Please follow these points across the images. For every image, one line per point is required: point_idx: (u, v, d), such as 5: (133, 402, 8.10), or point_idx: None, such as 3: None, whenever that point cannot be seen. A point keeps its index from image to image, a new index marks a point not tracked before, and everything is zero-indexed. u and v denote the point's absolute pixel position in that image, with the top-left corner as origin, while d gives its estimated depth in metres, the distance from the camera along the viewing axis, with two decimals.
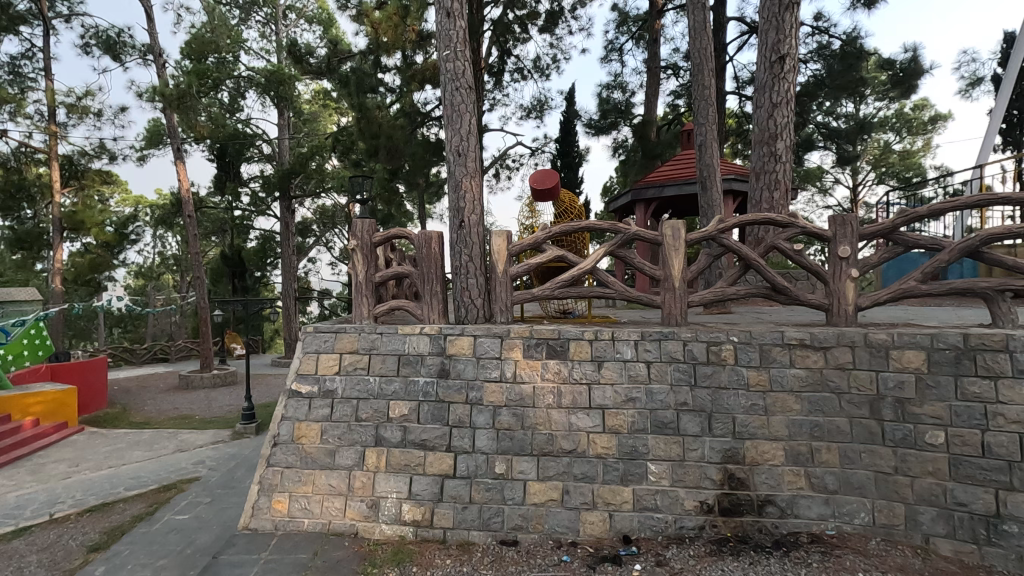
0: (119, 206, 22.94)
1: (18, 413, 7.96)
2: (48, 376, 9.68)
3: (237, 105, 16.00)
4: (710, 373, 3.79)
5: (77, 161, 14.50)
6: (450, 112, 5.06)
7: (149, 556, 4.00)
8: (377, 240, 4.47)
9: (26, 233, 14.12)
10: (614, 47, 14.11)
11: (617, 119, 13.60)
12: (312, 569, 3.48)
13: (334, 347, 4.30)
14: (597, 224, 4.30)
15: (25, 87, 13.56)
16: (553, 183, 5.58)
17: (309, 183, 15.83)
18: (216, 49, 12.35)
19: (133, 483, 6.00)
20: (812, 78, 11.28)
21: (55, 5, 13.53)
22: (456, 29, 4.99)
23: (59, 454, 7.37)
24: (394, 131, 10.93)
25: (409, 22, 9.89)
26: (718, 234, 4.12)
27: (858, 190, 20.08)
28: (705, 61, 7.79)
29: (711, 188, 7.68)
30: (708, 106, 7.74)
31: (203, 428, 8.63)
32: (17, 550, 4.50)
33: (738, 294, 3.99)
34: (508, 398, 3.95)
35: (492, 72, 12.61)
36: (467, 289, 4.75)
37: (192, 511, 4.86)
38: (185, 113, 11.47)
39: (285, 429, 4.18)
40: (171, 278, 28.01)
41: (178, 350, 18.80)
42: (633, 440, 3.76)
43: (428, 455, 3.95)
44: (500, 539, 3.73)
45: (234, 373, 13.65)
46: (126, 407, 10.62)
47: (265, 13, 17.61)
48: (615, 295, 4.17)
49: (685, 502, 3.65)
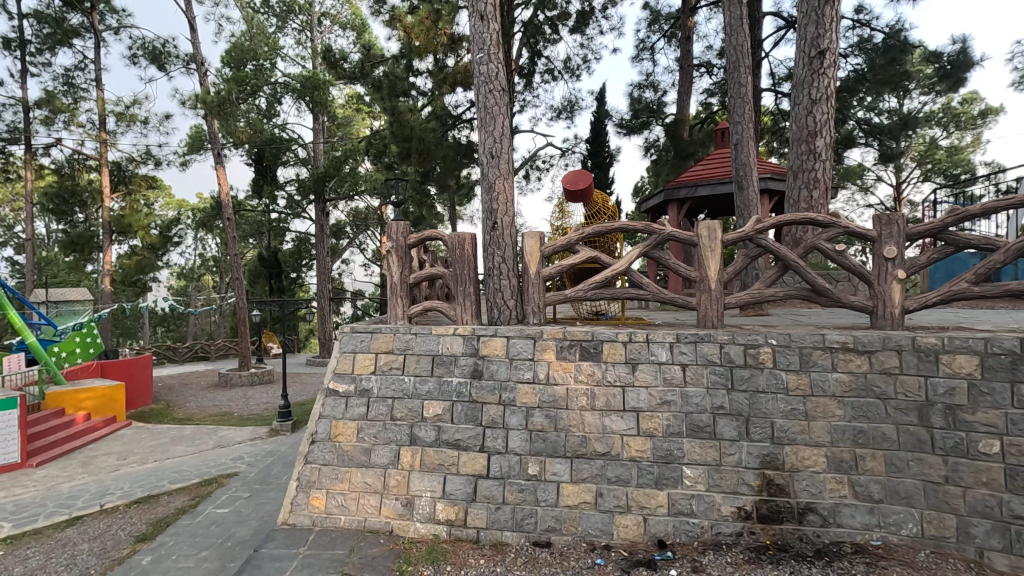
0: (163, 210, 23.86)
1: (70, 408, 8.37)
2: (99, 373, 10.13)
3: (274, 110, 16.46)
4: (748, 376, 3.71)
5: (125, 167, 15.14)
6: (484, 114, 5.10)
7: (192, 548, 4.14)
8: (412, 242, 4.52)
9: (78, 236, 14.77)
10: (646, 46, 13.98)
11: (648, 118, 13.47)
12: (348, 565, 3.54)
13: (370, 346, 4.37)
14: (630, 224, 4.26)
15: (78, 97, 14.23)
16: (587, 183, 5.60)
17: (343, 186, 16.11)
18: (253, 56, 12.75)
19: (176, 477, 6.22)
20: (852, 73, 10.94)
21: (105, 18, 14.18)
22: (489, 32, 5.02)
23: (108, 448, 7.71)
24: (426, 134, 11.04)
25: (441, 26, 10.03)
26: (756, 234, 4.03)
27: (901, 188, 19.31)
28: (742, 58, 7.63)
29: (747, 187, 7.49)
30: (745, 104, 7.58)
31: (242, 425, 8.88)
32: (70, 538, 4.73)
33: (776, 295, 3.90)
34: (541, 400, 3.95)
35: (523, 74, 12.65)
36: (499, 289, 4.76)
37: (232, 506, 5.01)
38: (225, 118, 11.89)
39: (322, 428, 4.27)
40: (210, 278, 28.99)
41: (217, 349, 19.42)
42: (668, 444, 3.71)
43: (462, 455, 3.98)
44: (534, 540, 3.73)
45: (270, 372, 13.97)
46: (169, 403, 11.05)
47: (301, 20, 18.02)
48: (648, 296, 4.12)
49: (722, 508, 3.59)
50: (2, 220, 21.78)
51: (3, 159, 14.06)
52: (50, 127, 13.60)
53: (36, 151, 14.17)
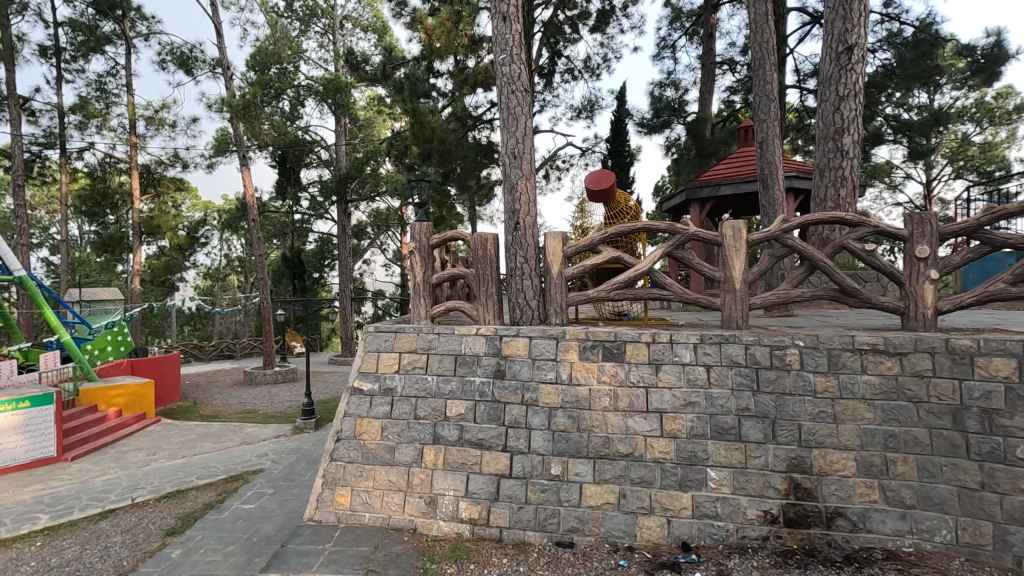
0: (190, 211, 24.42)
1: (103, 404, 8.63)
2: (129, 370, 10.42)
3: (297, 113, 16.72)
4: (774, 379, 3.66)
5: (154, 170, 15.52)
6: (507, 115, 5.12)
7: (220, 542, 4.23)
8: (435, 242, 4.56)
9: (109, 238, 15.18)
10: (667, 44, 13.88)
11: (670, 117, 13.36)
12: (373, 562, 3.58)
13: (394, 346, 4.43)
14: (653, 224, 4.22)
15: (110, 102, 14.65)
16: (608, 183, 5.61)
17: (364, 187, 16.28)
18: (277, 60, 12.99)
19: (204, 473, 6.36)
20: (881, 68, 10.71)
21: (136, 25, 14.58)
22: (512, 33, 5.04)
23: (138, 444, 7.91)
24: (447, 135, 11.11)
25: (462, 28, 10.08)
26: (782, 234, 3.96)
27: (931, 186, 18.78)
28: (767, 55, 7.51)
29: (772, 186, 7.37)
30: (770, 101, 7.46)
31: (266, 423, 9.05)
32: (104, 530, 4.88)
33: (802, 296, 3.83)
34: (563, 400, 3.95)
35: (543, 74, 12.65)
36: (521, 290, 4.76)
37: (257, 501, 5.12)
38: (250, 121, 12.14)
39: (348, 425, 4.33)
40: (235, 278, 29.54)
41: (242, 347, 19.82)
42: (692, 445, 3.68)
43: (485, 454, 3.99)
44: (556, 540, 3.73)
45: (293, 370, 14.19)
46: (197, 400, 11.30)
47: (323, 23, 18.27)
48: (671, 296, 4.09)
49: (747, 511, 3.54)
50: (38, 221, 22.55)
51: (40, 163, 14.55)
52: (84, 132, 14.05)
53: (70, 155, 14.62)
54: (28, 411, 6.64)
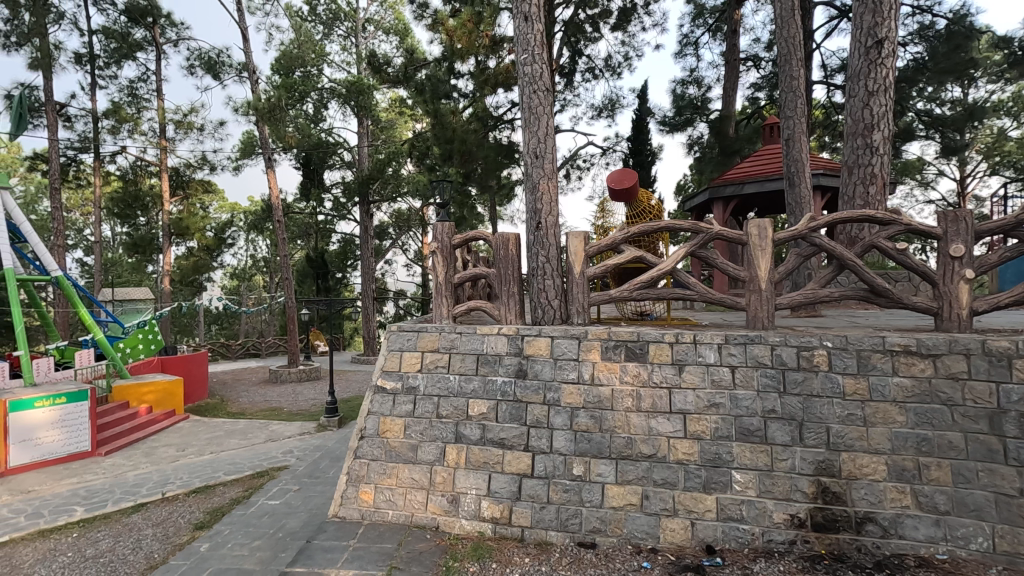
0: (217, 213, 24.98)
1: (134, 401, 8.88)
2: (159, 368, 10.70)
3: (321, 115, 16.95)
4: (801, 380, 3.59)
5: (183, 172, 15.90)
6: (529, 115, 5.12)
7: (246, 537, 4.32)
8: (457, 242, 4.58)
9: (141, 239, 15.59)
10: (690, 41, 13.73)
11: (693, 115, 13.20)
12: (396, 559, 3.62)
13: (416, 345, 4.47)
14: (676, 223, 4.17)
15: (141, 107, 15.05)
16: (631, 183, 5.60)
17: (387, 188, 16.42)
18: (302, 63, 13.22)
19: (231, 469, 6.50)
20: (912, 62, 10.46)
21: (165, 31, 14.94)
22: (534, 33, 5.04)
23: (169, 439, 8.12)
24: (468, 135, 11.14)
25: (483, 28, 10.11)
26: (809, 233, 3.88)
27: (965, 183, 18.20)
28: (794, 50, 7.36)
29: (799, 183, 7.22)
30: (796, 97, 7.32)
31: (291, 420, 9.21)
32: (136, 523, 5.03)
33: (831, 295, 3.75)
34: (586, 400, 3.94)
35: (564, 73, 12.63)
36: (543, 290, 4.76)
37: (283, 498, 5.21)
38: (275, 124, 12.37)
39: (371, 423, 4.39)
40: (260, 278, 30.08)
41: (267, 346, 20.19)
42: (717, 447, 3.63)
43: (507, 454, 4.00)
44: (579, 541, 3.71)
45: (317, 369, 14.40)
46: (224, 398, 11.54)
47: (346, 27, 18.49)
48: (695, 296, 4.04)
49: (774, 515, 3.47)
50: (73, 223, 23.28)
51: (75, 167, 15.01)
52: (116, 136, 14.45)
53: (104, 158, 15.06)
54: (64, 407, 6.88)
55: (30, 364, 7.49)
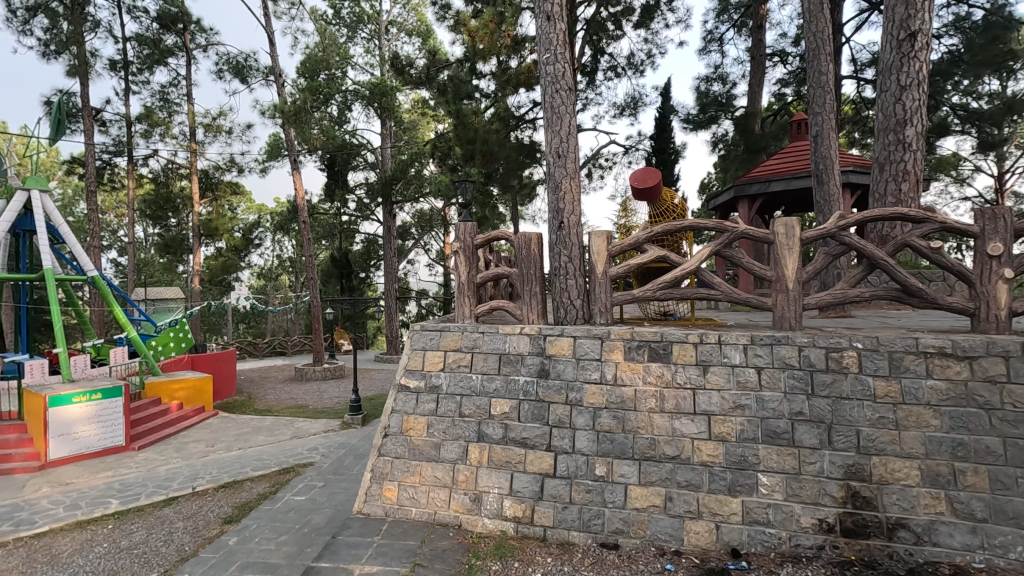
0: (245, 214, 25.52)
1: (165, 397, 9.13)
2: (189, 365, 10.99)
3: (345, 117, 17.18)
4: (830, 382, 3.51)
5: (212, 175, 16.28)
6: (551, 115, 5.12)
7: (273, 532, 4.40)
8: (479, 242, 4.60)
9: (172, 239, 16.02)
10: (714, 37, 13.54)
11: (717, 112, 13.01)
12: (419, 556, 3.65)
13: (439, 344, 4.51)
14: (700, 222, 4.12)
15: (173, 111, 15.45)
16: (654, 182, 5.56)
17: (409, 188, 16.55)
18: (326, 66, 13.41)
19: (258, 465, 6.64)
20: (947, 54, 10.16)
21: (195, 37, 15.33)
22: (556, 32, 5.03)
23: (198, 435, 8.33)
24: (490, 135, 11.16)
25: (505, 28, 10.13)
26: (838, 231, 3.79)
27: (1004, 179, 17.55)
28: (822, 45, 7.20)
29: (828, 181, 7.07)
30: (825, 92, 7.15)
31: (316, 418, 9.36)
32: (168, 516, 5.17)
33: (862, 296, 3.66)
34: (609, 400, 3.92)
35: (586, 72, 12.56)
36: (566, 289, 4.75)
37: (308, 494, 5.30)
38: (300, 126, 12.59)
39: (395, 421, 4.44)
40: (286, 278, 30.62)
41: (293, 345, 20.55)
42: (742, 449, 3.58)
43: (529, 453, 4.00)
44: (601, 541, 3.69)
45: (341, 367, 14.60)
46: (251, 395, 11.78)
47: (370, 29, 18.68)
48: (719, 296, 3.98)
49: (802, 519, 3.40)
50: (108, 224, 24.02)
51: (110, 170, 15.49)
52: (149, 140, 14.87)
53: (137, 161, 15.51)
54: (100, 403, 7.12)
55: (67, 361, 7.74)
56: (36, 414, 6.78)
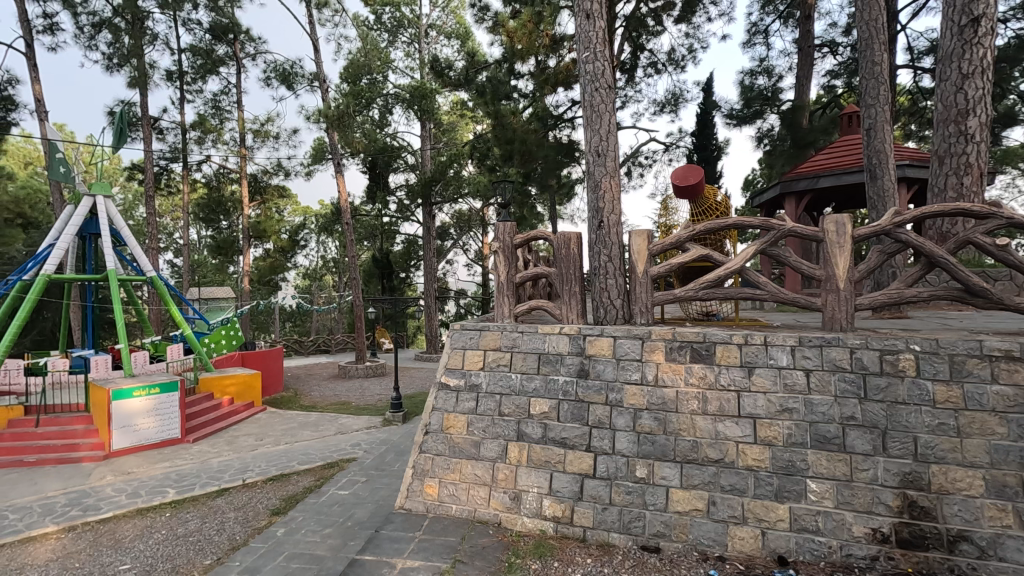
0: (291, 216, 26.40)
1: (218, 393, 9.55)
2: (240, 362, 11.45)
3: (386, 120, 17.52)
4: (885, 386, 3.36)
5: (261, 179, 16.88)
6: (590, 113, 5.09)
7: (319, 525, 4.54)
8: (518, 242, 4.61)
9: (224, 241, 16.72)
10: (759, 29, 13.16)
11: (762, 106, 12.62)
12: (460, 553, 3.70)
13: (479, 344, 4.56)
14: (745, 221, 4.00)
15: (224, 118, 16.09)
16: (697, 179, 5.48)
17: (448, 189, 16.75)
18: (368, 70, 13.68)
19: (304, 459, 6.85)
20: (1014, 39, 9.59)
21: (245, 46, 15.93)
22: (596, 30, 5.00)
23: (247, 429, 8.66)
24: (528, 135, 11.14)
25: (543, 28, 10.12)
26: (894, 228, 3.62)
27: None
28: (876, 33, 6.87)
29: (882, 176, 6.76)
30: (879, 83, 6.83)
31: (358, 414, 9.60)
32: (220, 506, 5.40)
33: (919, 296, 3.50)
34: (649, 401, 3.87)
35: (625, 69, 12.41)
36: (606, 289, 4.72)
37: (351, 488, 5.44)
38: (344, 130, 12.93)
39: (436, 419, 4.51)
40: (329, 278, 31.46)
41: (336, 343, 21.11)
42: (790, 454, 3.47)
43: (569, 453, 3.99)
44: (642, 544, 3.65)
45: (383, 366, 14.90)
46: (297, 392, 12.18)
47: (410, 33, 18.98)
48: (765, 296, 3.87)
49: (854, 528, 3.27)
50: (165, 228, 25.28)
51: (166, 175, 16.28)
52: (202, 146, 15.56)
53: (191, 167, 16.26)
54: (158, 397, 7.54)
55: (129, 357, 8.18)
56: (101, 407, 7.22)
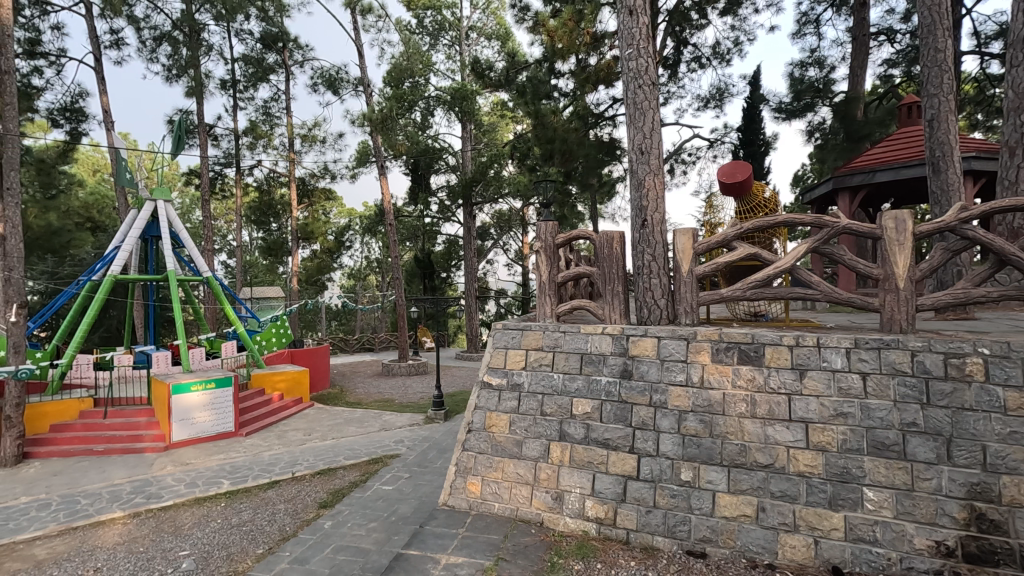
0: (337, 218, 27.17)
1: (269, 389, 9.93)
2: (289, 359, 11.87)
3: (427, 122, 17.78)
4: (949, 391, 3.18)
5: (308, 182, 17.42)
6: (633, 110, 5.02)
7: (364, 519, 4.65)
8: (560, 241, 4.60)
9: (274, 243, 17.38)
10: (809, 19, 12.67)
11: (813, 98, 12.14)
12: (502, 551, 3.72)
13: (521, 343, 4.57)
14: (797, 218, 3.86)
15: (274, 124, 16.69)
16: (745, 176, 5.34)
17: (488, 189, 16.86)
18: (410, 74, 13.91)
19: (349, 454, 7.04)
20: None
21: (293, 54, 16.48)
22: (639, 26, 4.93)
23: (296, 424, 8.97)
24: (569, 134, 11.07)
25: (584, 26, 10.04)
26: (959, 224, 3.43)
27: None
28: (939, 19, 6.49)
29: (945, 169, 6.40)
30: (943, 71, 6.45)
31: (401, 412, 9.79)
32: (271, 498, 5.62)
33: (987, 296, 3.30)
34: (694, 403, 3.79)
35: (668, 65, 12.17)
36: (649, 289, 4.66)
37: (395, 484, 5.56)
38: (387, 133, 13.21)
39: (478, 418, 4.55)
40: (373, 278, 32.18)
41: (380, 341, 21.58)
42: (845, 461, 3.33)
43: (611, 454, 3.96)
44: (687, 549, 3.58)
45: (425, 364, 15.13)
46: (342, 388, 12.53)
47: (451, 36, 19.18)
48: (818, 296, 3.73)
49: (915, 540, 3.11)
50: (219, 230, 26.42)
51: (221, 181, 17.02)
52: (253, 151, 16.21)
53: (243, 171, 16.94)
54: (214, 392, 7.89)
55: (187, 353, 8.59)
56: (162, 400, 7.61)
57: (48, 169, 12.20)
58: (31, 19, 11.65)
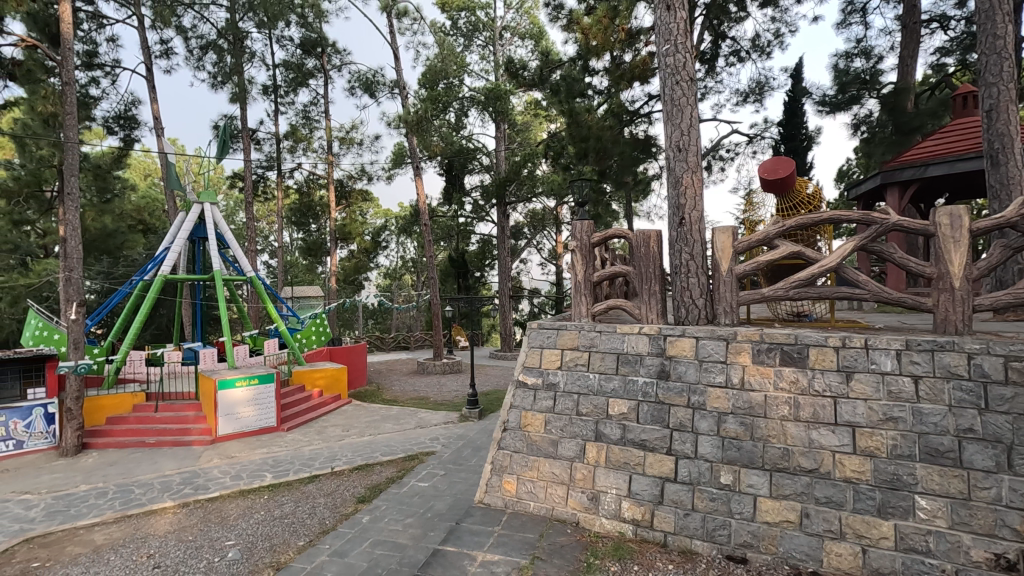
0: (373, 219, 27.65)
1: (309, 385, 10.21)
2: (328, 356, 12.17)
3: (461, 123, 17.90)
4: (1010, 396, 3.01)
5: (346, 184, 17.78)
6: (671, 107, 4.94)
7: (402, 514, 4.73)
8: (596, 241, 4.57)
9: (313, 243, 17.84)
10: (856, 8, 12.18)
11: (860, 90, 11.68)
12: (538, 550, 3.73)
13: (557, 342, 4.57)
14: (843, 215, 3.73)
15: (313, 127, 17.11)
16: (788, 172, 5.19)
17: (522, 188, 16.85)
18: (445, 75, 14.04)
19: (385, 451, 7.16)
20: None
21: (332, 58, 16.85)
22: (677, 21, 4.85)
23: (335, 420, 9.19)
24: (604, 132, 10.94)
25: (619, 23, 9.94)
26: (1020, 220, 3.25)
27: None
28: (999, 3, 6.13)
29: (1005, 162, 6.06)
30: (1003, 58, 6.10)
31: (436, 409, 9.90)
32: (311, 492, 5.77)
33: None
34: (734, 405, 3.71)
35: (705, 60, 11.91)
36: (688, 288, 4.58)
37: (431, 481, 5.64)
38: (422, 134, 13.36)
39: (514, 417, 4.56)
40: (409, 277, 32.60)
41: (415, 340, 21.86)
42: (895, 467, 3.20)
43: (649, 455, 3.91)
44: (727, 554, 3.50)
45: (459, 363, 15.25)
46: (379, 386, 12.77)
47: (485, 36, 19.25)
48: (866, 296, 3.59)
49: (971, 552, 2.96)
50: (262, 231, 27.26)
51: (263, 184, 17.55)
52: (294, 154, 16.65)
53: (284, 174, 17.42)
54: (257, 387, 8.16)
55: (232, 350, 8.91)
56: (209, 395, 7.93)
57: (103, 175, 13.21)
58: (88, 32, 12.31)
